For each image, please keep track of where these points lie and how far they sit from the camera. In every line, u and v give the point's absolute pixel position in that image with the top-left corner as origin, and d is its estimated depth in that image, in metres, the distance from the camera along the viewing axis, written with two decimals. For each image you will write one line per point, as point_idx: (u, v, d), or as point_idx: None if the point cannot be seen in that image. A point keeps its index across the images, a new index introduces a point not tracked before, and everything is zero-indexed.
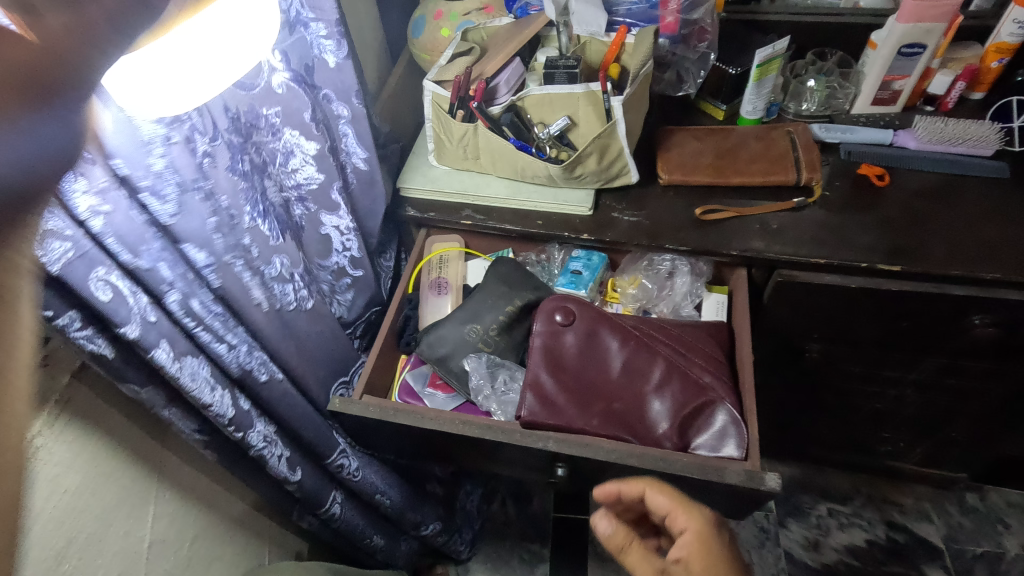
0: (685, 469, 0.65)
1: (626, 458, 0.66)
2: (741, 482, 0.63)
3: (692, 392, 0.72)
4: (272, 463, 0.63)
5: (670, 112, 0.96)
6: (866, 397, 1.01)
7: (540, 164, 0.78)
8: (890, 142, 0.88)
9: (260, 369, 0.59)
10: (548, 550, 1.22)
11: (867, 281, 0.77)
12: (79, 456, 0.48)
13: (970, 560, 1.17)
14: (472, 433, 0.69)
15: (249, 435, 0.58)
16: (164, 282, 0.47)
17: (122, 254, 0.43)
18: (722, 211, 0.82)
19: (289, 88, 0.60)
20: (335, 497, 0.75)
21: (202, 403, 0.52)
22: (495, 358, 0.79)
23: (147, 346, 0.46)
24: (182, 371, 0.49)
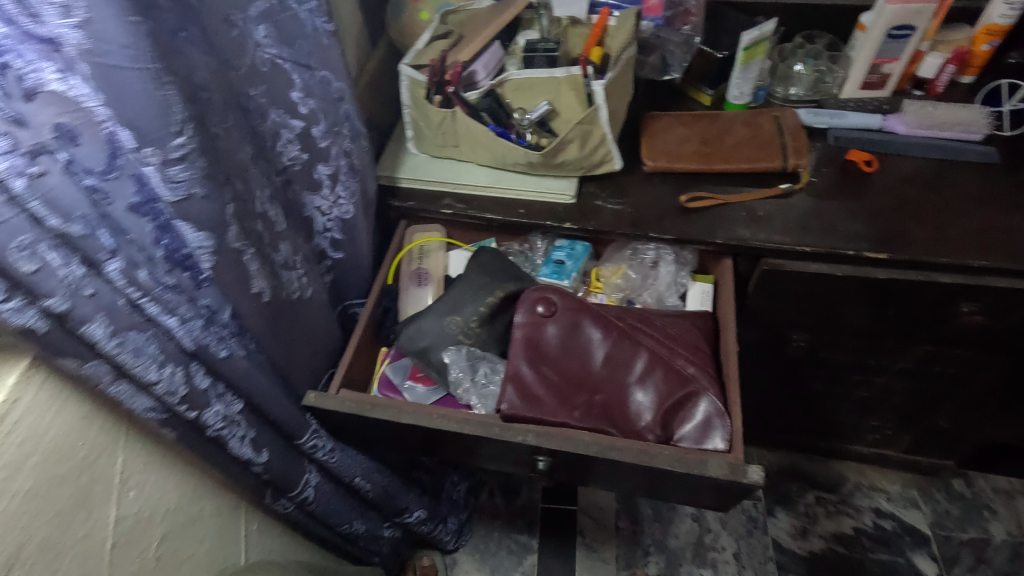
0: (666, 463, 0.64)
1: (607, 452, 0.65)
2: (724, 475, 0.62)
3: (675, 383, 0.71)
4: (232, 444, 0.59)
5: (656, 97, 0.94)
6: (854, 386, 1.00)
7: (520, 150, 0.76)
8: (878, 127, 0.86)
9: (218, 343, 0.53)
10: (536, 541, 1.22)
11: (853, 269, 0.76)
12: (61, 422, 0.45)
13: (956, 546, 1.17)
14: (451, 428, 0.68)
15: (205, 414, 0.54)
16: (103, 251, 0.42)
17: (49, 219, 0.39)
18: (707, 198, 0.81)
19: (275, 66, 0.57)
20: (309, 480, 0.73)
21: (148, 381, 0.48)
22: (476, 350, 0.78)
23: (81, 320, 0.42)
24: (123, 348, 0.45)
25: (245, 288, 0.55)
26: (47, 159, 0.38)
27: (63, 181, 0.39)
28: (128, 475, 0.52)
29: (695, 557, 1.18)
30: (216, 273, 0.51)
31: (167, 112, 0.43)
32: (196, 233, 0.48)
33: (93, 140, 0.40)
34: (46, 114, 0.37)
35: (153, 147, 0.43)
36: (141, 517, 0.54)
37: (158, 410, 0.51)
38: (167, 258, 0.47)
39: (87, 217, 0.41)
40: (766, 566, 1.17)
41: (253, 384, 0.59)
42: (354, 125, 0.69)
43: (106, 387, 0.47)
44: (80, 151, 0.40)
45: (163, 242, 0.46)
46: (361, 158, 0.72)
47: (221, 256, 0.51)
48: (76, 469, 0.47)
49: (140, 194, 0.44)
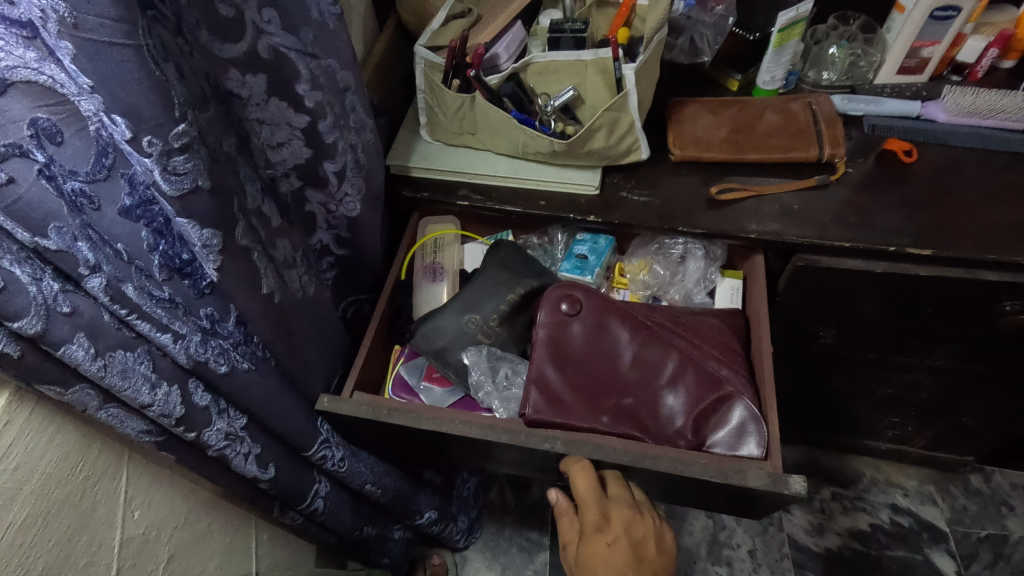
0: (702, 472, 0.61)
1: (638, 461, 0.62)
2: (763, 486, 0.59)
3: (707, 386, 0.68)
4: (235, 462, 0.55)
5: (681, 83, 0.90)
6: (878, 383, 0.97)
7: (544, 139, 0.72)
8: (917, 115, 0.82)
9: (218, 359, 0.50)
10: (547, 538, 1.19)
11: (892, 266, 0.72)
12: (54, 448, 0.41)
13: (974, 543, 1.16)
14: (472, 434, 0.64)
15: (205, 435, 0.50)
16: (82, 265, 0.39)
17: (15, 232, 0.36)
18: (737, 190, 0.77)
19: (278, 53, 0.52)
20: (318, 490, 0.70)
21: (141, 404, 0.44)
22: (496, 351, 0.74)
23: (57, 342, 0.38)
24: (109, 370, 0.41)
25: (252, 290, 0.51)
26: (21, 163, 0.36)
27: (36, 186, 0.36)
28: (133, 494, 0.49)
29: (710, 554, 1.16)
30: (223, 273, 0.47)
31: (167, 95, 0.38)
32: (197, 230, 0.44)
33: (78, 137, 0.38)
34: (22, 107, 0.36)
35: (152, 135, 0.38)
36: (148, 537, 0.51)
37: (154, 433, 0.47)
38: (164, 264, 0.45)
39: (63, 228, 0.38)
40: (782, 563, 1.15)
41: (258, 391, 0.55)
42: (360, 119, 0.65)
43: (95, 413, 0.42)
44: (63, 151, 0.38)
45: (159, 248, 0.44)
46: (367, 152, 0.67)
47: (227, 257, 0.47)
48: (79, 491, 0.43)
49: (133, 196, 0.42)
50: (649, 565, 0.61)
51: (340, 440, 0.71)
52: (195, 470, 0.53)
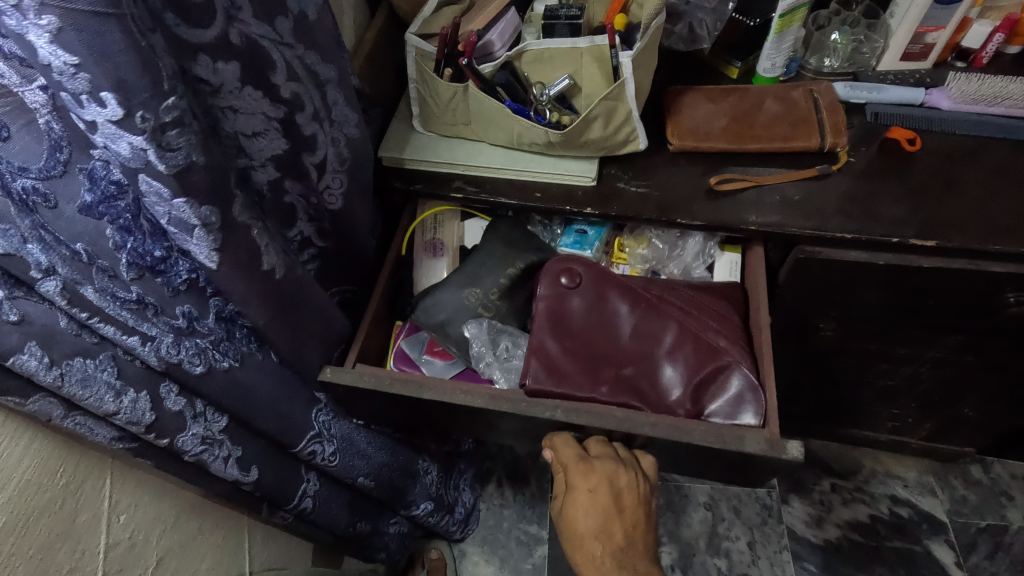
0: (702, 439, 0.62)
1: (639, 427, 0.63)
2: (761, 452, 0.61)
3: (705, 356, 0.68)
4: (214, 466, 0.54)
5: (679, 70, 0.88)
6: (878, 374, 0.96)
7: (539, 129, 0.70)
8: (921, 103, 0.80)
9: (193, 359, 0.49)
10: (546, 531, 1.19)
11: (894, 257, 0.71)
12: (25, 458, 0.40)
13: (973, 534, 1.15)
14: (477, 403, 0.66)
15: (179, 440, 0.49)
16: (34, 268, 0.38)
17: None
18: (737, 180, 0.75)
19: (252, 42, 0.50)
20: (307, 489, 0.69)
21: (105, 412, 0.43)
22: (497, 324, 0.76)
23: (7, 352, 0.37)
24: (66, 379, 0.40)
25: (250, 273, 0.50)
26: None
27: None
28: (117, 498, 0.48)
29: (709, 547, 1.16)
30: (222, 252, 0.46)
31: (154, 67, 0.36)
32: (192, 209, 0.43)
33: (27, 132, 0.38)
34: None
35: (144, 110, 0.36)
36: (136, 541, 0.50)
37: (125, 440, 0.46)
38: (132, 263, 0.44)
39: (11, 231, 0.37)
40: (781, 555, 1.15)
41: (241, 388, 0.55)
42: (343, 112, 0.62)
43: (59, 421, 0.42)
44: (10, 145, 0.38)
45: (127, 246, 0.44)
46: (352, 145, 0.65)
47: (226, 234, 0.46)
48: (59, 498, 0.42)
49: (94, 192, 0.41)
50: (627, 515, 0.64)
51: (334, 433, 0.70)
52: (178, 472, 0.52)
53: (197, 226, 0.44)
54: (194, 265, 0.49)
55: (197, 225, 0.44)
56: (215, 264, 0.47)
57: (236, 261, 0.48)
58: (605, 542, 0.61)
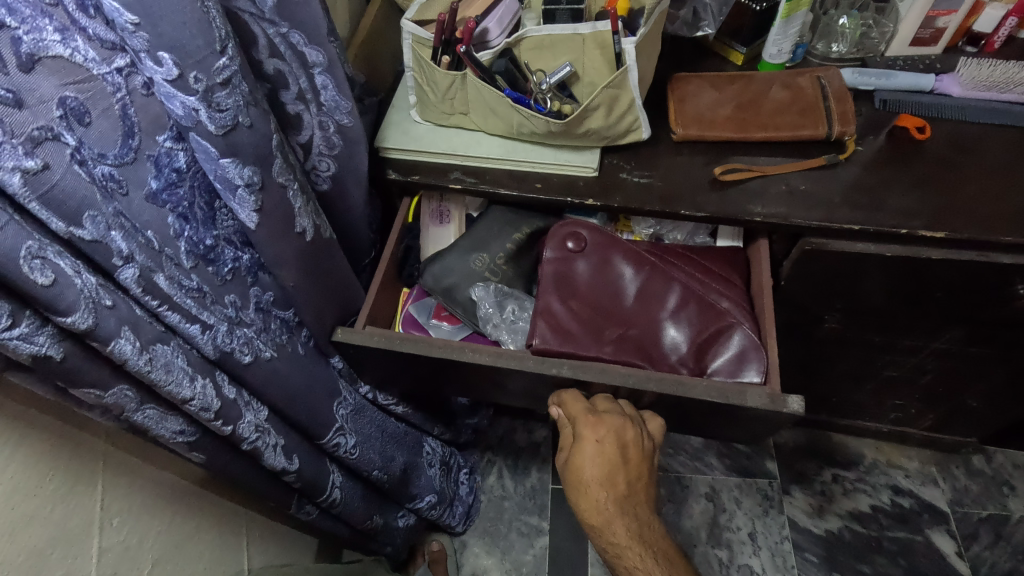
0: (704, 393, 0.62)
1: (644, 383, 0.64)
2: (764, 405, 0.61)
3: (709, 317, 0.71)
4: (266, 454, 0.57)
5: (682, 56, 0.86)
6: (882, 365, 0.95)
7: (539, 119, 0.68)
8: (930, 89, 0.78)
9: (242, 350, 0.53)
10: (546, 522, 1.18)
11: (903, 249, 0.69)
12: (13, 465, 0.38)
13: (975, 524, 1.15)
14: (483, 360, 0.66)
15: (239, 428, 0.52)
16: (116, 255, 0.41)
17: (53, 222, 0.37)
18: (742, 169, 0.73)
19: (234, 16, 0.51)
20: (335, 480, 0.71)
21: (182, 398, 0.46)
22: (504, 288, 0.79)
23: (106, 338, 0.39)
24: (154, 363, 0.43)
25: (282, 237, 0.54)
26: (52, 148, 0.37)
27: (68, 173, 0.38)
28: (109, 503, 0.47)
29: (710, 537, 1.16)
30: (262, 213, 0.51)
31: (209, 29, 0.42)
32: (239, 169, 0.47)
33: (104, 119, 0.41)
34: (50, 86, 0.37)
35: (196, 71, 0.42)
36: (130, 545, 0.49)
37: (187, 433, 0.49)
38: (190, 251, 0.49)
39: (97, 218, 0.40)
40: (782, 545, 1.15)
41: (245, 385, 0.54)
42: (333, 98, 0.62)
43: (132, 414, 0.44)
44: (91, 132, 0.40)
45: (185, 234, 0.48)
46: (344, 134, 0.64)
47: (265, 194, 0.50)
48: (48, 503, 0.41)
49: (159, 179, 0.46)
50: (633, 467, 0.64)
51: (353, 428, 0.72)
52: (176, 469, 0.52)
53: (240, 186, 0.48)
54: (239, 253, 0.54)
55: (241, 185, 0.48)
56: (253, 227, 0.51)
57: (271, 223, 0.52)
58: (615, 498, 0.62)
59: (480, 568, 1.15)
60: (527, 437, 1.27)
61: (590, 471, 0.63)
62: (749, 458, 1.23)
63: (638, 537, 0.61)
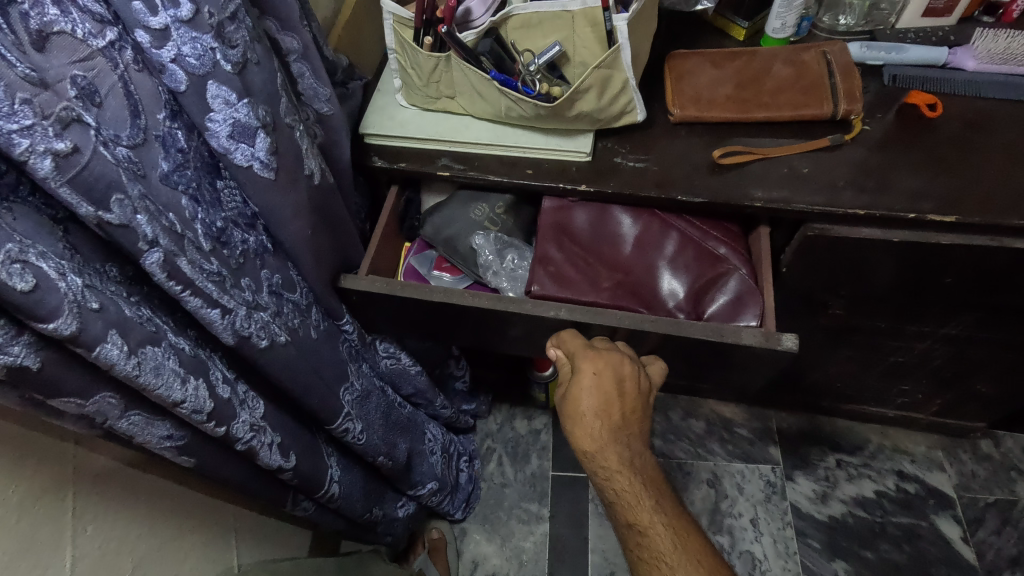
0: (699, 332, 0.62)
1: (639, 324, 0.63)
2: (758, 343, 0.61)
3: (706, 263, 0.70)
4: (262, 453, 0.53)
5: (682, 32, 0.82)
6: (889, 351, 0.92)
7: (527, 103, 0.64)
8: (943, 63, 0.74)
9: (259, 334, 0.51)
10: (547, 509, 1.18)
11: (911, 235, 0.66)
12: None
13: (981, 509, 1.13)
14: (483, 304, 0.65)
15: (233, 428, 0.48)
16: (142, 239, 0.39)
17: (81, 207, 0.36)
18: (742, 152, 0.70)
19: None
20: (333, 475, 0.69)
21: (173, 402, 0.42)
22: (504, 237, 0.78)
23: (91, 343, 0.36)
24: (142, 367, 0.39)
25: (295, 181, 0.54)
26: (79, 130, 0.36)
27: (97, 155, 0.36)
28: (82, 511, 0.46)
29: (712, 524, 1.15)
30: (277, 155, 0.51)
31: None
32: (253, 110, 0.47)
33: (113, 100, 0.39)
34: (61, 64, 0.36)
35: (209, 6, 0.43)
36: (107, 551, 0.49)
37: (177, 437, 0.46)
38: (207, 234, 0.46)
39: (124, 202, 0.38)
40: (784, 531, 1.14)
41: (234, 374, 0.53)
42: (312, 87, 0.60)
43: (116, 422, 0.41)
44: (103, 113, 0.39)
45: (199, 217, 0.46)
46: (325, 125, 0.62)
47: (277, 134, 0.50)
48: (13, 516, 0.40)
49: (168, 160, 0.44)
50: (628, 402, 0.61)
51: (358, 414, 0.70)
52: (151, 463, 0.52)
53: (258, 128, 0.48)
54: (245, 235, 0.52)
55: (259, 127, 0.48)
56: (270, 176, 0.51)
57: (285, 172, 0.52)
58: (609, 425, 0.60)
59: (480, 555, 1.15)
60: (527, 424, 1.26)
61: (585, 401, 0.60)
62: (752, 444, 1.21)
63: (628, 463, 0.60)
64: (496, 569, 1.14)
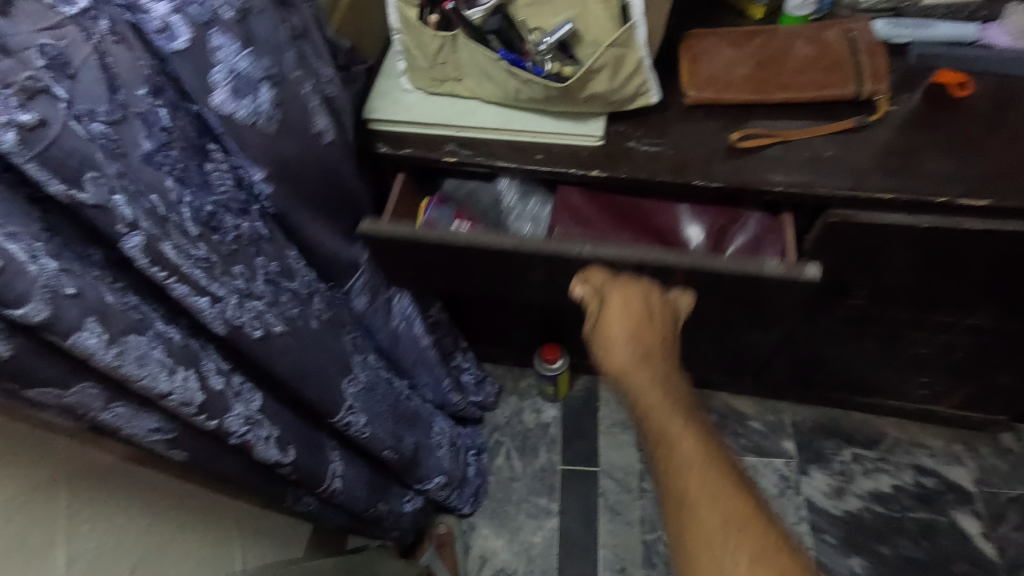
0: (725, 265, 0.62)
1: (665, 256, 0.63)
2: (783, 272, 0.62)
3: (724, 205, 0.71)
4: (257, 447, 0.51)
5: (698, 12, 0.78)
6: (910, 343, 0.89)
7: (538, 83, 0.61)
8: (974, 40, 0.71)
9: (252, 324, 0.49)
10: (556, 504, 1.16)
11: (941, 220, 0.63)
12: None
13: (1002, 504, 1.10)
14: (508, 242, 0.65)
15: (226, 421, 0.46)
16: (120, 221, 0.37)
17: (50, 183, 0.34)
18: (761, 135, 0.67)
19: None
20: (335, 470, 0.66)
21: (159, 394, 0.40)
22: (530, 184, 0.77)
23: (67, 330, 0.34)
24: (125, 357, 0.37)
25: (301, 136, 0.53)
26: (46, 102, 0.34)
27: (67, 129, 0.35)
28: (76, 508, 0.45)
29: None
30: (281, 107, 0.50)
31: None
32: (257, 60, 0.47)
33: (90, 75, 0.37)
34: (27, 31, 0.35)
35: None
36: (103, 550, 0.47)
37: (166, 431, 0.44)
38: (194, 219, 0.44)
39: (98, 180, 0.36)
40: (799, 526, 1.11)
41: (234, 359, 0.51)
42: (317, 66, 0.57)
43: (99, 414, 0.39)
44: (78, 86, 0.37)
45: (186, 200, 0.44)
46: (327, 109, 0.60)
47: (282, 87, 0.50)
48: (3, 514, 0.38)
49: (151, 139, 0.41)
50: (657, 326, 0.61)
51: (363, 406, 0.68)
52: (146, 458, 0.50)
53: (262, 79, 0.48)
54: (239, 220, 0.49)
55: (263, 78, 0.48)
56: (275, 129, 0.50)
57: (290, 128, 0.52)
58: (636, 341, 0.59)
59: (488, 550, 1.13)
60: (535, 417, 1.24)
61: (614, 322, 0.61)
62: (765, 438, 1.19)
63: (661, 380, 0.56)
64: (505, 564, 1.12)
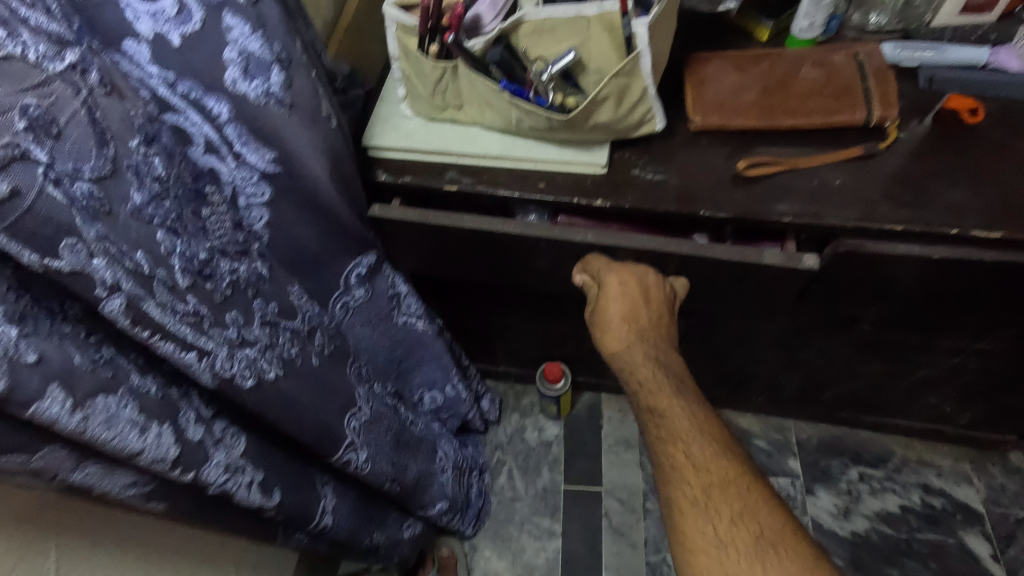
0: (723, 254, 0.64)
1: (663, 247, 0.65)
2: (781, 261, 0.63)
3: None
4: (238, 495, 0.49)
5: (702, 33, 0.77)
6: (918, 365, 0.88)
7: (540, 114, 0.60)
8: (984, 64, 0.70)
9: (244, 373, 0.47)
10: (559, 525, 1.14)
11: (953, 251, 0.61)
12: None
13: (1012, 525, 1.09)
14: (513, 230, 0.67)
15: (205, 472, 0.45)
16: (99, 286, 0.36)
17: (25, 255, 0.33)
18: (769, 164, 0.66)
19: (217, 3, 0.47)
20: (325, 505, 0.65)
21: (131, 453, 0.38)
22: None
23: (26, 401, 0.33)
24: (91, 421, 0.36)
25: (313, 119, 0.56)
26: (21, 168, 0.33)
27: (44, 195, 0.33)
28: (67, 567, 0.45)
29: None
30: (292, 91, 0.53)
31: None
32: (268, 45, 0.50)
33: (75, 134, 0.36)
34: (7, 91, 0.33)
35: None
36: None
37: (141, 485, 0.42)
38: (185, 269, 0.43)
39: (76, 246, 0.35)
40: None
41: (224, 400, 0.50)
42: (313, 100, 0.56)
43: (70, 475, 0.38)
44: (60, 143, 0.35)
45: (177, 251, 0.43)
46: (327, 144, 0.58)
47: (292, 73, 0.53)
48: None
49: (142, 191, 0.40)
50: (654, 308, 0.62)
51: (365, 442, 0.66)
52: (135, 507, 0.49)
53: (273, 62, 0.50)
54: (234, 264, 0.49)
55: (273, 61, 0.50)
56: (286, 112, 0.52)
57: (301, 107, 0.54)
58: (633, 322, 0.61)
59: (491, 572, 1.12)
60: (538, 435, 1.22)
61: (611, 304, 0.62)
62: (771, 457, 1.17)
63: (654, 359, 0.58)
64: None
